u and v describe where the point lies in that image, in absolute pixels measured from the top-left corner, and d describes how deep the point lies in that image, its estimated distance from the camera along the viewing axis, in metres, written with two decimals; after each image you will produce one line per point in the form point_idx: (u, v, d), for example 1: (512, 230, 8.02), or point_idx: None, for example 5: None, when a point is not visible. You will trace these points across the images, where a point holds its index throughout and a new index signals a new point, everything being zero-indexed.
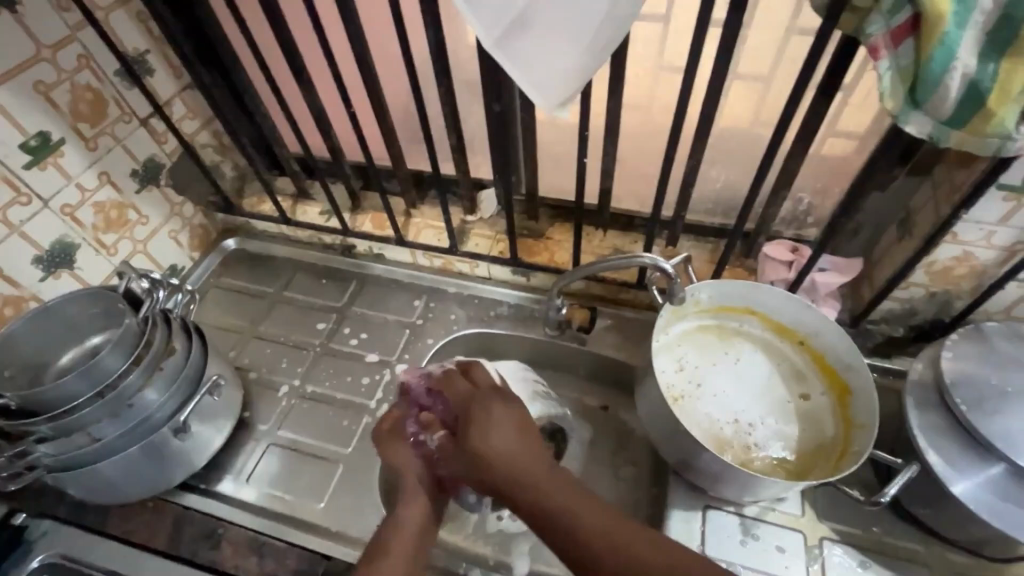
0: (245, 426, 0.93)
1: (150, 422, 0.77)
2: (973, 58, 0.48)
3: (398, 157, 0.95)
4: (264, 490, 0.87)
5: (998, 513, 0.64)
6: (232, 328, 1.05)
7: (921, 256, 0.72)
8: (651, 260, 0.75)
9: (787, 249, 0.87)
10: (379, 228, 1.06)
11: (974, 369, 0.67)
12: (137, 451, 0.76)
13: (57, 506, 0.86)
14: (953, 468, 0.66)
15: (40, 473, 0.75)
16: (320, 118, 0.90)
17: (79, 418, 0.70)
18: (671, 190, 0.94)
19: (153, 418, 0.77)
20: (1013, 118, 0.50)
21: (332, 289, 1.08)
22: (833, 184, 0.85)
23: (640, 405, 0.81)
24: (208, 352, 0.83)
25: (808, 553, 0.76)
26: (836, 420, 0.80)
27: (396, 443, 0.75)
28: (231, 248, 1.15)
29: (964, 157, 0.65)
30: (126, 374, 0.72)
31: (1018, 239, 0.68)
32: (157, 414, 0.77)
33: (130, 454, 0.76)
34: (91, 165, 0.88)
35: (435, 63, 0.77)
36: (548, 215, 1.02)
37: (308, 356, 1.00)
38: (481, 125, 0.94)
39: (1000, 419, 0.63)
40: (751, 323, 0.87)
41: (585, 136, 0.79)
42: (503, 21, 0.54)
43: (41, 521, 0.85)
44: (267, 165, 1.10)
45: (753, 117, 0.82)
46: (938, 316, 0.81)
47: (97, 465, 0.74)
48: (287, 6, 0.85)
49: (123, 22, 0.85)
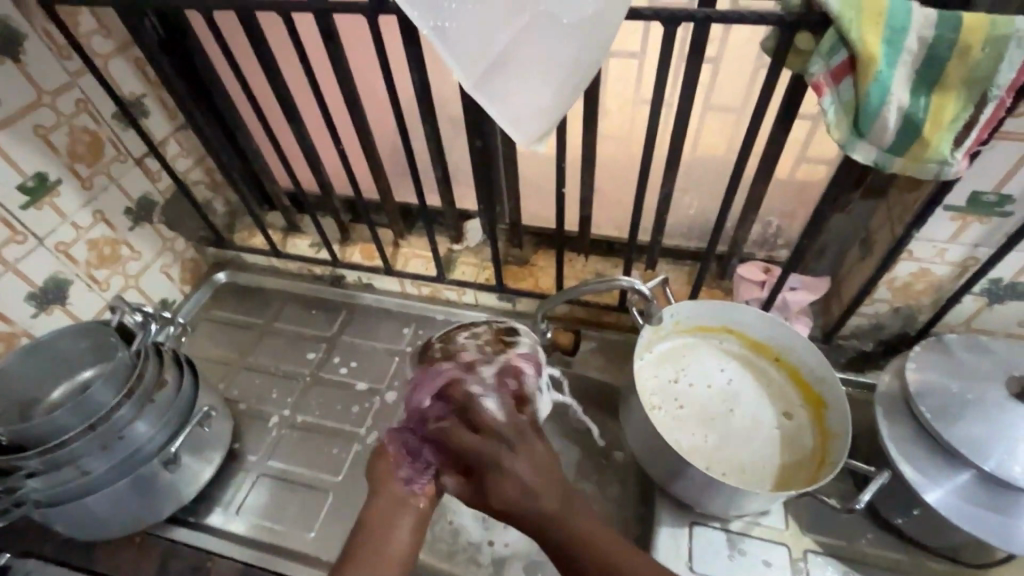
0: (234, 458, 0.94)
1: (140, 455, 0.77)
2: (906, 94, 0.53)
3: (386, 190, 0.99)
4: (254, 521, 0.87)
5: (968, 518, 0.67)
6: (222, 359, 1.06)
7: (881, 273, 0.77)
8: (628, 283, 0.78)
9: (760, 270, 0.92)
10: (368, 258, 1.09)
11: (937, 379, 0.71)
12: (127, 484, 0.76)
13: (44, 544, 0.86)
14: (924, 475, 0.69)
15: (27, 510, 0.75)
16: (310, 155, 0.94)
17: (69, 452, 0.71)
18: (647, 216, 0.98)
19: (143, 451, 0.77)
20: (947, 145, 0.55)
21: (322, 319, 1.10)
22: (797, 208, 0.90)
23: (625, 425, 0.83)
24: (199, 384, 0.85)
25: (793, 567, 0.77)
26: (813, 433, 0.82)
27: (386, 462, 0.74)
28: (222, 281, 1.17)
29: (912, 181, 0.70)
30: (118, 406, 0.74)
31: (969, 255, 0.73)
32: (147, 447, 0.77)
33: (120, 487, 0.76)
34: (86, 204, 0.91)
35: (420, 103, 0.82)
36: (532, 242, 1.06)
37: (298, 385, 1.01)
38: (465, 159, 0.99)
39: (962, 426, 0.66)
40: (729, 341, 0.90)
41: (562, 168, 0.83)
42: (480, 66, 0.59)
43: (26, 561, 0.84)
44: (258, 200, 1.14)
45: (720, 147, 0.87)
46: (904, 330, 0.85)
47: (85, 499, 0.74)
48: (277, 50, 0.90)
49: (121, 68, 0.90)
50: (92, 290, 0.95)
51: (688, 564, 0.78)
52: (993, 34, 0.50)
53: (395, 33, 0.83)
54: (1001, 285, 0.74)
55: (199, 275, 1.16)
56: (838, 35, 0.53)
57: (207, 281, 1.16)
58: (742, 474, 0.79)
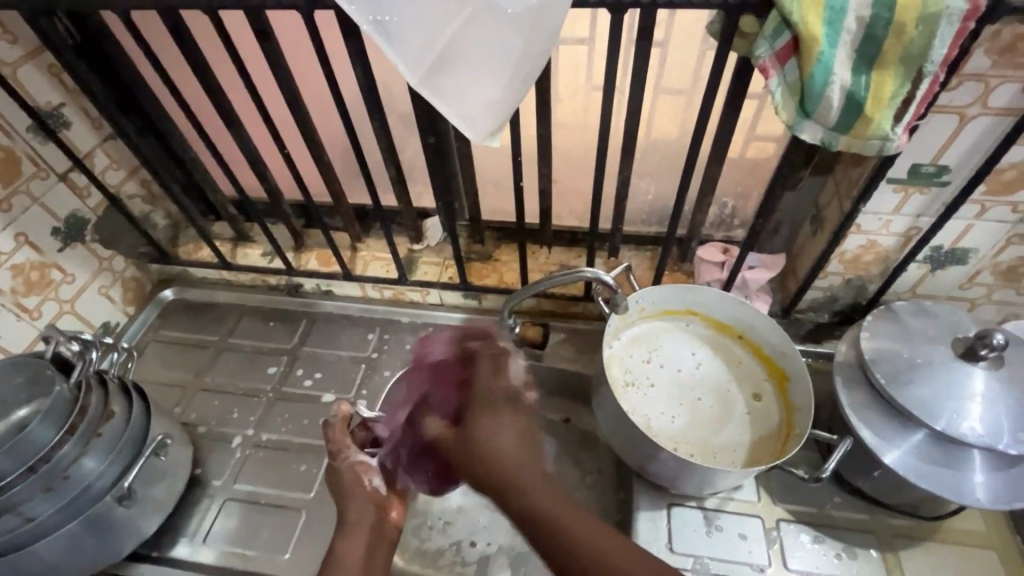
0: (198, 484, 0.89)
1: (89, 494, 0.72)
2: (847, 73, 0.55)
3: (339, 193, 0.95)
4: (224, 548, 0.83)
5: (924, 476, 0.70)
6: (175, 381, 1.00)
7: (833, 247, 0.79)
8: (592, 274, 0.78)
9: (718, 251, 0.93)
10: (326, 264, 1.05)
11: (889, 345, 0.73)
12: (77, 526, 0.71)
13: None
14: (881, 437, 0.72)
15: None
16: (254, 161, 0.89)
17: (9, 498, 0.66)
18: (607, 204, 0.99)
19: (92, 489, 0.72)
20: (888, 121, 0.57)
21: (281, 331, 1.06)
22: (750, 188, 0.92)
23: (598, 415, 0.83)
24: (150, 411, 0.80)
25: (767, 537, 0.80)
26: (779, 406, 0.85)
27: (352, 501, 0.75)
28: (170, 299, 1.10)
29: (856, 157, 0.73)
30: (60, 444, 0.68)
31: (912, 225, 0.76)
32: (97, 484, 0.72)
33: (70, 531, 0.71)
34: (6, 227, 0.83)
35: (367, 100, 0.78)
36: (494, 238, 1.04)
37: (260, 403, 0.97)
38: (419, 156, 0.96)
39: (913, 389, 0.70)
40: (694, 323, 0.92)
41: (519, 161, 0.82)
42: (425, 61, 0.57)
43: None
44: (202, 211, 1.08)
45: (673, 132, 0.88)
46: (856, 300, 0.89)
47: (31, 548, 0.69)
48: (207, 49, 0.84)
49: (33, 75, 0.82)
50: (23, 321, 0.88)
51: (668, 545, 0.79)
52: (924, 12, 0.51)
53: (335, 27, 0.79)
54: (941, 252, 0.78)
55: (142, 294, 1.09)
56: (781, 17, 0.54)
57: (153, 300, 1.09)
58: (714, 453, 0.81)
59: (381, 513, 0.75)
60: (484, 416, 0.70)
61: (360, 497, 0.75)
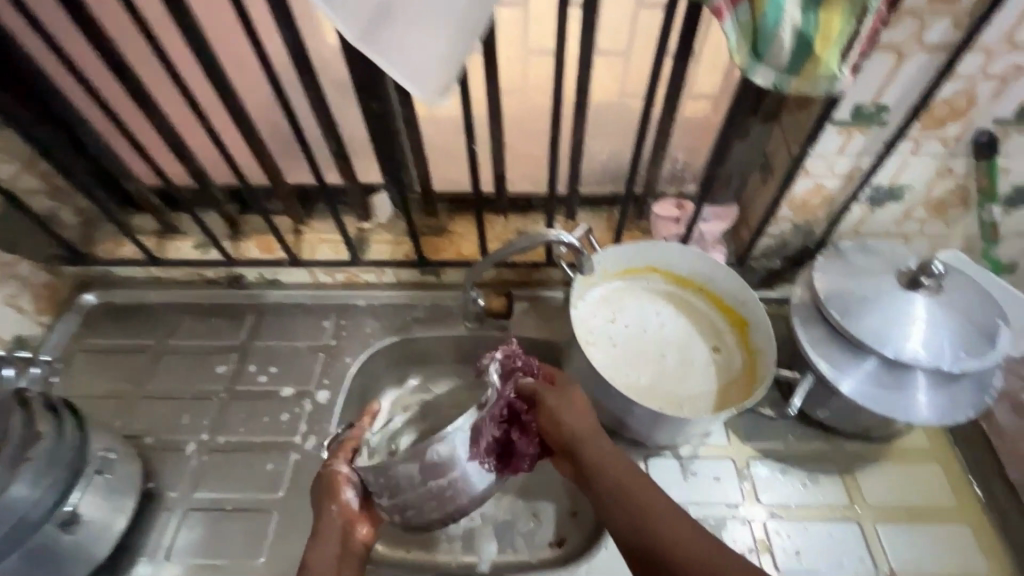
0: (151, 499, 0.82)
1: (24, 526, 0.64)
2: (797, 10, 0.54)
3: (275, 173, 0.88)
4: (190, 561, 0.78)
5: (879, 401, 0.75)
6: (110, 392, 0.91)
7: (783, 193, 0.81)
8: (555, 235, 0.77)
9: (673, 206, 0.93)
10: (268, 251, 0.98)
11: (841, 283, 0.77)
12: (18, 559, 0.64)
13: None
14: (839, 370, 0.76)
15: None
16: (174, 141, 0.80)
17: None
18: (561, 167, 0.97)
19: (28, 520, 0.64)
20: (835, 60, 0.57)
21: (226, 327, 0.98)
22: (700, 141, 0.93)
23: (570, 379, 0.83)
24: (85, 428, 0.72)
25: (739, 475, 0.83)
26: (741, 351, 0.88)
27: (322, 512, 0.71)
28: (92, 303, 0.99)
29: (802, 102, 0.74)
30: None
31: (854, 166, 0.79)
32: (33, 513, 0.64)
33: (10, 565, 0.64)
34: None
35: (298, 66, 0.72)
36: (448, 210, 1.00)
37: (212, 405, 0.90)
38: (361, 127, 0.90)
39: (865, 322, 0.73)
40: (654, 280, 0.93)
41: (469, 125, 0.78)
42: (363, 11, 0.51)
43: None
44: (118, 203, 0.97)
45: (623, 87, 0.87)
46: (804, 244, 0.92)
47: None
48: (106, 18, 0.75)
49: None
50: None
51: None
52: None
53: None
54: (880, 191, 0.82)
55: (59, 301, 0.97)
56: None
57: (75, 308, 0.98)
58: (687, 403, 0.83)
59: (349, 528, 0.70)
60: (558, 414, 0.70)
61: (335, 509, 0.71)
